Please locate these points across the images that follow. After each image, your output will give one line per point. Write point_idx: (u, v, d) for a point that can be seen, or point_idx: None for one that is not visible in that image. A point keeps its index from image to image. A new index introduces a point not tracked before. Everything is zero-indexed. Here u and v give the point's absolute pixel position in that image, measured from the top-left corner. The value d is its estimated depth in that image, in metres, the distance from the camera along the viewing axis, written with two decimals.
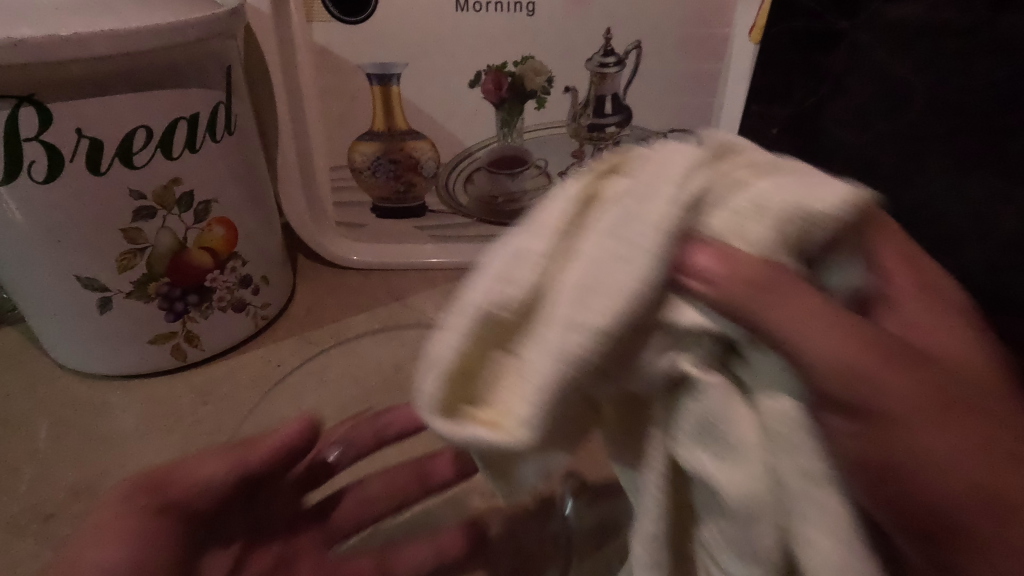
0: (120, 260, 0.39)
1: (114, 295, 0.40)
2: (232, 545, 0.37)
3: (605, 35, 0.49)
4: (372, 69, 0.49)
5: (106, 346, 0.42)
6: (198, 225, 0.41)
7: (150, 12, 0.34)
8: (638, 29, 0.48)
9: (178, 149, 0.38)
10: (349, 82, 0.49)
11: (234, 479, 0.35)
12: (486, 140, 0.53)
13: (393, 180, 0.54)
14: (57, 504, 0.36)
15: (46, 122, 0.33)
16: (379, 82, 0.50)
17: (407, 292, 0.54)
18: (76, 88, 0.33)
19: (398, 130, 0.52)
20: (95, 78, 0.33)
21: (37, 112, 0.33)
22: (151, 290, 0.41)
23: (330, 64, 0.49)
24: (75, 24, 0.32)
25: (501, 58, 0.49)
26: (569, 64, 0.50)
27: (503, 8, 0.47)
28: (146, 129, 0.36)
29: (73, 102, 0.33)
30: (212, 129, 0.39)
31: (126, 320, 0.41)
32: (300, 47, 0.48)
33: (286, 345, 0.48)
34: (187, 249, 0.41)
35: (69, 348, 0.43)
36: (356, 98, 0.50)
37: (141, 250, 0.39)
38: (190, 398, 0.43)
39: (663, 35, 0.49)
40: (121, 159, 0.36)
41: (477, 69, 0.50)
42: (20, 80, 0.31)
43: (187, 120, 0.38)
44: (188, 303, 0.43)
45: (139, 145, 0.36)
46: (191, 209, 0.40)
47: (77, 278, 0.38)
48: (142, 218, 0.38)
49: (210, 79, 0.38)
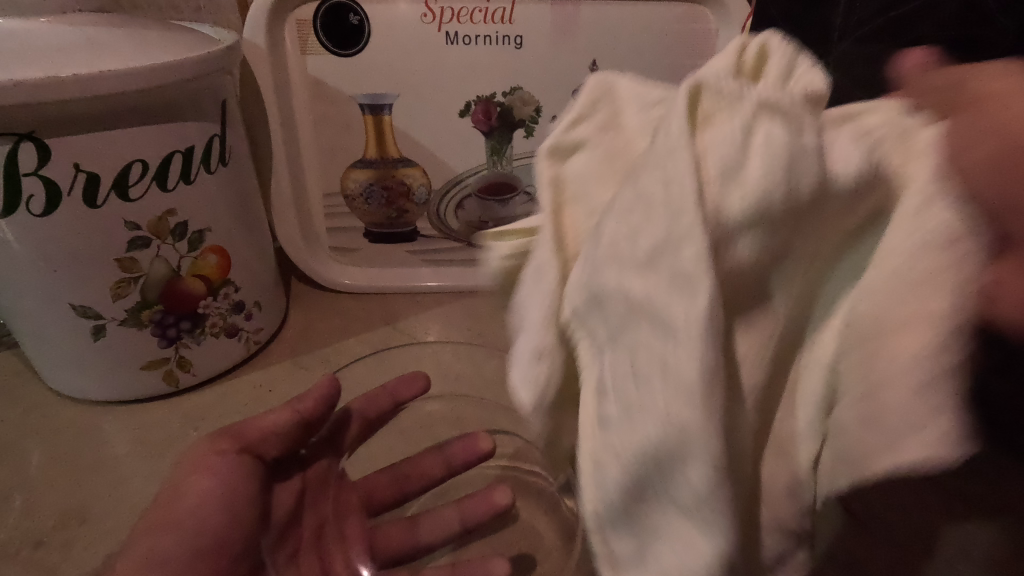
0: (115, 289, 0.40)
1: (108, 322, 0.41)
2: (292, 481, 0.42)
3: (590, 67, 0.50)
4: (364, 99, 0.50)
5: (99, 373, 0.43)
6: (192, 253, 0.42)
7: (149, 51, 0.36)
8: (622, 60, 0.50)
9: (173, 181, 0.39)
10: (342, 112, 0.51)
11: (291, 423, 0.39)
12: (463, 178, 0.54)
13: (386, 206, 0.55)
14: (46, 531, 0.37)
15: (45, 158, 0.34)
16: (372, 112, 0.51)
17: (399, 317, 0.55)
18: (75, 124, 0.34)
19: (390, 158, 0.53)
20: (92, 116, 0.34)
21: (36, 148, 0.34)
22: (145, 318, 0.42)
23: (323, 95, 0.50)
24: (76, 65, 0.33)
25: (490, 89, 0.51)
26: (557, 94, 0.51)
27: (491, 41, 0.49)
28: (142, 162, 0.37)
29: (71, 138, 0.34)
30: (206, 161, 0.40)
31: (119, 347, 0.42)
32: (294, 79, 0.50)
33: (278, 370, 0.48)
34: (181, 277, 0.42)
35: (63, 375, 0.44)
36: (349, 127, 0.52)
37: (135, 279, 0.40)
38: (181, 423, 0.44)
39: (647, 66, 0.50)
40: (117, 192, 0.37)
41: (467, 100, 0.51)
42: (20, 119, 0.33)
43: (182, 153, 0.39)
44: (181, 329, 0.43)
45: (135, 178, 0.37)
46: (184, 238, 0.41)
47: (72, 306, 0.39)
48: (137, 247, 0.39)
49: (206, 114, 0.40)
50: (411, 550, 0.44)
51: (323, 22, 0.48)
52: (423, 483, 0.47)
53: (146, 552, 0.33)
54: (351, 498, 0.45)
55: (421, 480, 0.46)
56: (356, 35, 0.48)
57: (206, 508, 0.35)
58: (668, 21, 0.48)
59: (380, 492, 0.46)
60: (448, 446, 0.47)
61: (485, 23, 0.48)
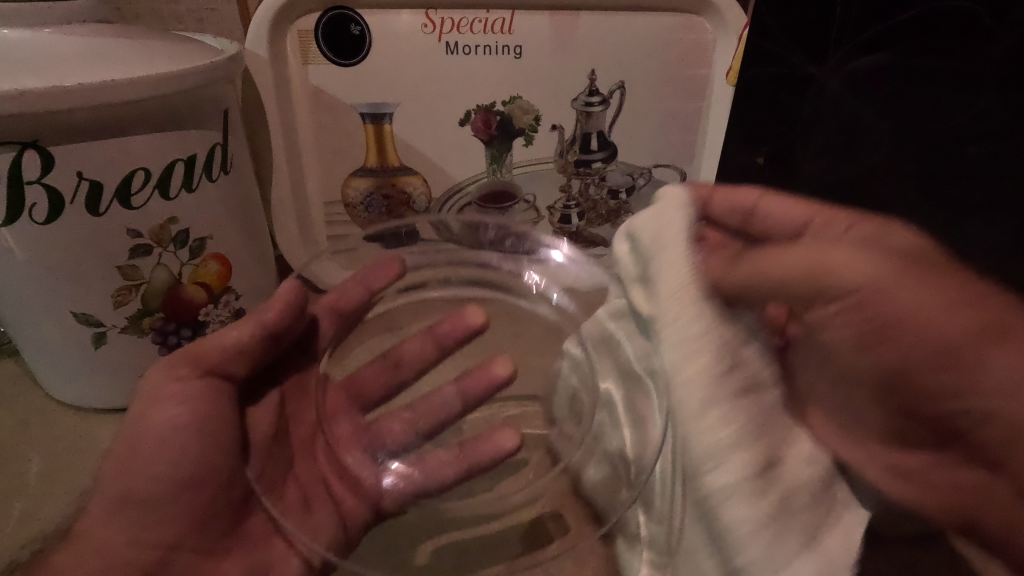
0: (116, 297, 0.40)
1: (109, 329, 0.41)
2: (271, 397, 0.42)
3: (589, 76, 0.51)
4: (365, 108, 0.51)
5: (100, 381, 0.43)
6: (193, 261, 0.42)
7: (152, 60, 0.36)
8: (621, 70, 0.50)
9: (174, 189, 0.39)
10: (343, 120, 0.51)
11: (256, 337, 0.38)
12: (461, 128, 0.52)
13: (386, 213, 0.55)
14: (44, 540, 0.37)
15: (49, 167, 0.34)
16: (372, 121, 0.51)
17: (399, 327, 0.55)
18: (79, 132, 0.34)
19: (390, 166, 0.53)
20: (95, 125, 0.35)
21: (40, 157, 0.34)
22: (146, 325, 0.42)
23: (325, 104, 0.51)
24: (81, 73, 0.33)
25: (490, 98, 0.51)
26: (556, 103, 0.52)
27: (490, 51, 0.49)
28: (144, 171, 0.37)
29: (76, 146, 0.35)
30: (208, 169, 0.41)
31: (120, 354, 0.42)
32: (295, 88, 0.50)
33: None
34: (182, 284, 0.42)
35: (64, 383, 0.43)
36: (350, 136, 0.52)
37: (136, 286, 0.40)
38: None
39: (644, 76, 0.50)
40: (119, 200, 0.37)
41: (467, 108, 0.51)
42: (25, 128, 0.33)
43: (184, 162, 0.39)
44: (182, 336, 0.43)
45: (138, 187, 0.38)
46: (186, 246, 0.41)
47: (73, 314, 0.39)
48: (139, 255, 0.40)
49: (208, 123, 0.40)
50: (410, 437, 0.46)
51: (325, 32, 0.48)
52: (407, 366, 0.50)
53: (123, 491, 0.35)
54: (339, 397, 0.47)
55: (414, 365, 0.50)
56: (357, 45, 0.48)
57: (179, 434, 0.35)
58: (664, 31, 0.49)
59: (370, 388, 0.48)
60: (440, 327, 0.51)
61: (485, 33, 0.49)
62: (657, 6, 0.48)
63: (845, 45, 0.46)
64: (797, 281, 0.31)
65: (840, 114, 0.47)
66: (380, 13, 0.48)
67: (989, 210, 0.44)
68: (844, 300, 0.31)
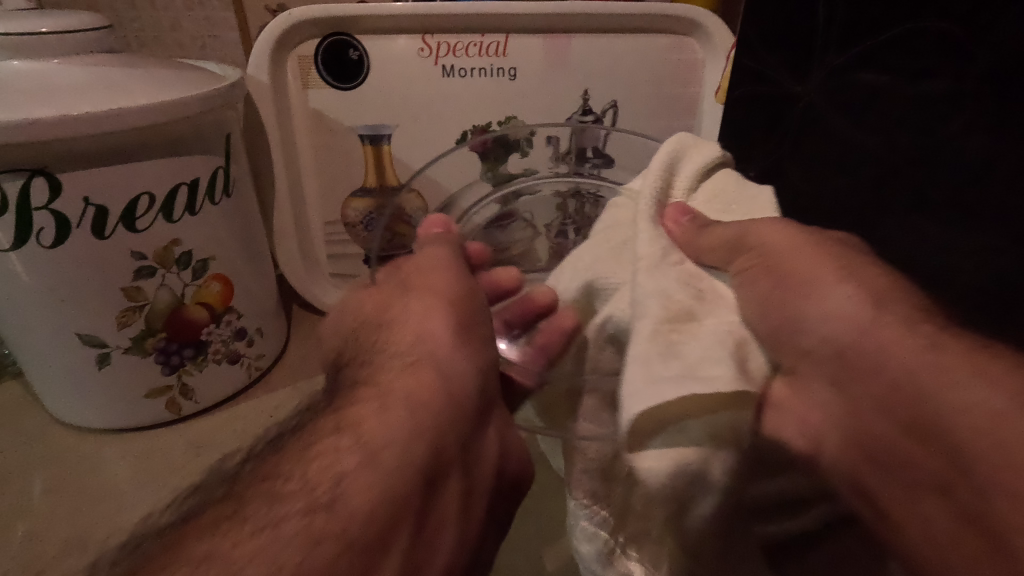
0: (120, 318, 0.41)
1: (112, 350, 0.42)
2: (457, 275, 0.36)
3: (582, 96, 0.52)
4: (364, 130, 0.52)
5: (104, 402, 0.44)
6: (195, 282, 0.43)
7: (158, 88, 0.37)
8: (613, 89, 0.51)
9: (178, 212, 0.40)
10: (343, 141, 0.52)
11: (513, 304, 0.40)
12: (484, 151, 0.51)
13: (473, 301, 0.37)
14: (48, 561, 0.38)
15: (56, 193, 0.35)
16: (371, 142, 0.52)
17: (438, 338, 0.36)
18: (86, 159, 0.36)
19: (389, 185, 0.54)
20: (102, 150, 0.36)
21: (49, 183, 0.35)
22: (149, 345, 0.43)
23: (325, 126, 0.52)
24: (86, 103, 0.34)
25: (486, 118, 0.52)
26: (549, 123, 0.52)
27: (486, 74, 0.50)
28: (149, 195, 0.38)
29: (83, 171, 0.36)
30: (211, 191, 0.42)
31: (123, 374, 0.43)
32: (296, 112, 0.51)
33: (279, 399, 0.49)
34: (185, 305, 0.43)
35: (72, 405, 0.45)
36: (349, 155, 0.53)
37: (140, 307, 0.41)
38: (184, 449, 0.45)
39: (636, 96, 0.51)
40: (125, 223, 0.38)
41: (463, 129, 0.53)
42: (35, 157, 0.34)
43: (188, 185, 0.40)
44: (184, 356, 0.45)
45: (142, 210, 0.39)
46: (189, 267, 0.42)
47: (78, 334, 0.40)
48: (143, 277, 0.40)
49: (211, 147, 0.41)
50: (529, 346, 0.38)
51: (324, 57, 0.49)
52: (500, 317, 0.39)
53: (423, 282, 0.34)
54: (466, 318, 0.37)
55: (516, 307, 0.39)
56: (355, 69, 0.50)
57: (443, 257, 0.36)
58: (655, 52, 0.50)
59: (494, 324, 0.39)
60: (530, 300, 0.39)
61: (480, 56, 0.50)
62: (647, 29, 0.49)
63: (826, 60, 0.44)
64: (736, 242, 0.30)
65: (806, 123, 0.47)
66: (376, 38, 0.49)
67: (877, 140, 0.43)
68: (752, 253, 0.29)
